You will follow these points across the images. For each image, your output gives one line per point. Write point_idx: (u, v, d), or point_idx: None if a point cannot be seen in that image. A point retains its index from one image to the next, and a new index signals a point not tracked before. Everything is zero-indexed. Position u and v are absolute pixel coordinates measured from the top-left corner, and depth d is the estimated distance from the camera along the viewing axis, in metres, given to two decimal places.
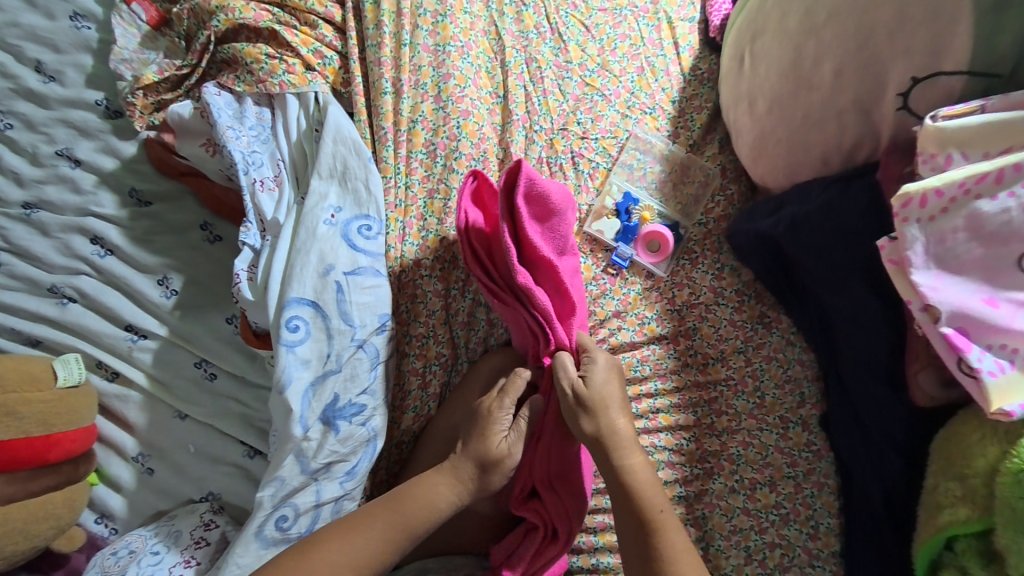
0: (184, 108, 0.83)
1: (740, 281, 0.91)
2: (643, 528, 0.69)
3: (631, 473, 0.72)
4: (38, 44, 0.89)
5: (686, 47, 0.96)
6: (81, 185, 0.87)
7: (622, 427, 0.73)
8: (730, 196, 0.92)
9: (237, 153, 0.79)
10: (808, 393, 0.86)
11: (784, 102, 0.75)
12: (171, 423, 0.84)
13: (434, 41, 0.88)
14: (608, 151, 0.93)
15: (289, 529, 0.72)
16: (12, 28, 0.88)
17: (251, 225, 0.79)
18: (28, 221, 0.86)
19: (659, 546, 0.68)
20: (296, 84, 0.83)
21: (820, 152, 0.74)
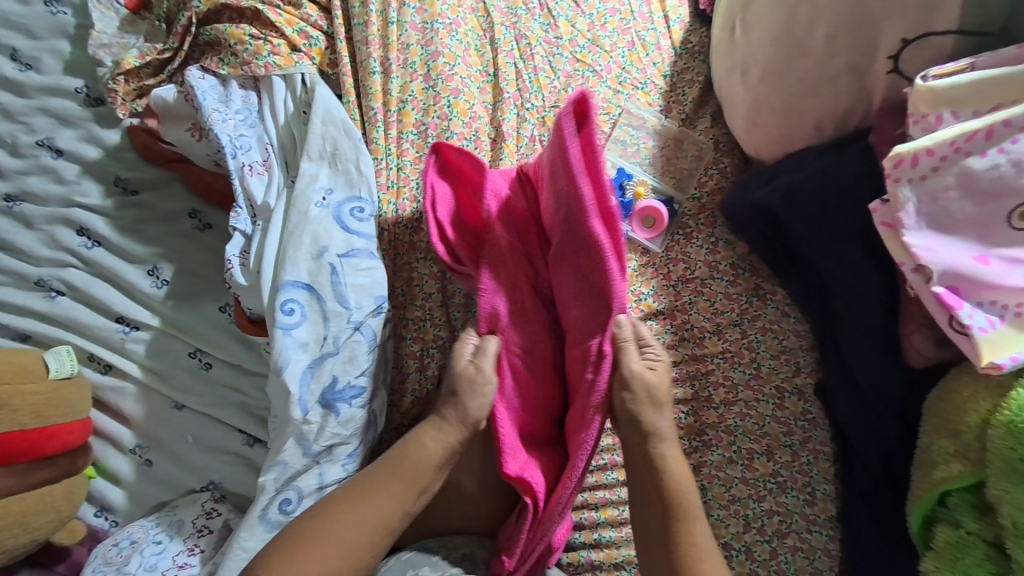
0: (168, 91, 0.81)
1: (735, 254, 0.91)
2: (672, 516, 0.72)
3: (672, 467, 0.73)
4: (13, 31, 0.87)
5: (677, 19, 0.95)
6: (64, 176, 0.85)
7: (666, 421, 0.74)
8: (723, 169, 0.92)
9: (224, 136, 0.79)
10: (804, 362, 0.87)
11: (777, 70, 0.75)
12: (169, 413, 0.83)
13: (421, 18, 0.87)
14: (601, 127, 0.93)
15: (293, 511, 0.72)
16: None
17: (241, 210, 0.78)
18: (12, 214, 0.84)
19: (691, 532, 0.71)
20: (281, 66, 0.82)
21: (813, 119, 0.74)
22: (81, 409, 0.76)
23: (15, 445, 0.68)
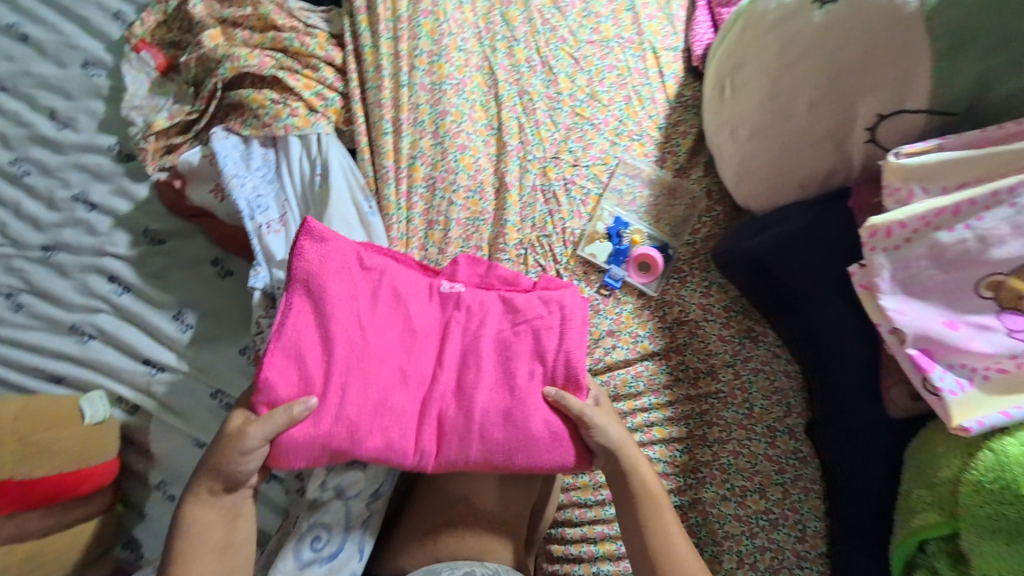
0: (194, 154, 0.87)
1: (727, 297, 0.95)
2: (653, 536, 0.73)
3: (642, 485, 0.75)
4: (51, 92, 0.93)
5: (671, 75, 0.99)
6: (98, 227, 0.91)
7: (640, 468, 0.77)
8: (716, 216, 0.96)
9: (242, 200, 0.85)
10: (795, 402, 0.91)
11: (764, 131, 0.79)
12: (191, 450, 0.88)
13: (430, 80, 0.93)
14: (599, 177, 0.98)
15: (322, 550, 0.77)
16: (25, 78, 0.92)
17: (261, 266, 0.84)
18: (50, 262, 0.90)
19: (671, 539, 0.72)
20: (302, 129, 0.89)
21: (798, 179, 0.79)
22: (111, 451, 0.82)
23: (52, 488, 0.73)
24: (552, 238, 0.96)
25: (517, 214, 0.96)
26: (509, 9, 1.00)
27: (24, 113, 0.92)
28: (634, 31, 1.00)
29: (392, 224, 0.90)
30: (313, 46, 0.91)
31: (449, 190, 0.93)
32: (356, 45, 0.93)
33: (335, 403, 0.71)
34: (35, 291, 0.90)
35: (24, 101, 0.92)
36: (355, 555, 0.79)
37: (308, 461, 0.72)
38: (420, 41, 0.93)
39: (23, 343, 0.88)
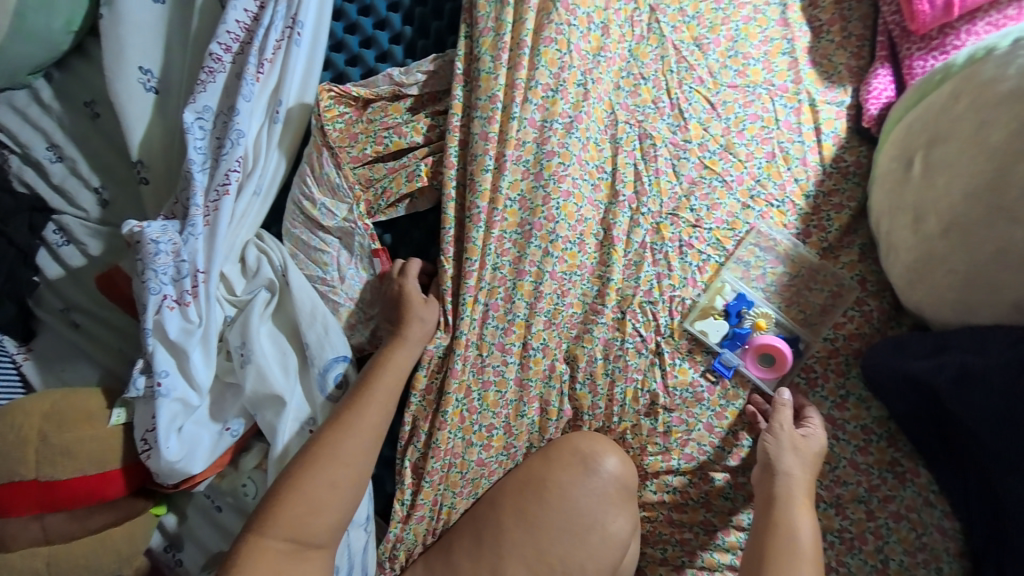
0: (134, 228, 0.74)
1: (869, 416, 0.76)
2: (933, 248, 0.66)
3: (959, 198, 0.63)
4: (176, 82, 0.90)
5: (830, 134, 0.83)
6: (213, 169, 0.79)
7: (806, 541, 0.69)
8: (868, 312, 0.79)
9: (173, 249, 0.74)
10: (948, 570, 0.72)
11: (967, 230, 0.62)
12: (229, 467, 0.81)
13: (541, 116, 0.83)
14: (723, 244, 0.84)
15: None
16: (233, 44, 0.82)
17: (201, 155, 0.79)
18: (251, 203, 0.83)
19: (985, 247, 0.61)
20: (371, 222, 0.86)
21: (1014, 299, 0.61)
22: (131, 454, 0.75)
23: (72, 490, 0.71)
24: (657, 306, 0.83)
25: (620, 271, 0.84)
26: (640, 42, 0.88)
27: (221, 69, 0.82)
28: (789, 79, 0.85)
29: (471, 270, 0.81)
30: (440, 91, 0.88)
31: (547, 231, 0.82)
32: (471, 70, 0.84)
33: None
34: (44, 282, 0.92)
35: (171, 112, 0.90)
36: None
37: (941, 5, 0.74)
38: (538, 72, 0.83)
39: (95, 315, 0.91)
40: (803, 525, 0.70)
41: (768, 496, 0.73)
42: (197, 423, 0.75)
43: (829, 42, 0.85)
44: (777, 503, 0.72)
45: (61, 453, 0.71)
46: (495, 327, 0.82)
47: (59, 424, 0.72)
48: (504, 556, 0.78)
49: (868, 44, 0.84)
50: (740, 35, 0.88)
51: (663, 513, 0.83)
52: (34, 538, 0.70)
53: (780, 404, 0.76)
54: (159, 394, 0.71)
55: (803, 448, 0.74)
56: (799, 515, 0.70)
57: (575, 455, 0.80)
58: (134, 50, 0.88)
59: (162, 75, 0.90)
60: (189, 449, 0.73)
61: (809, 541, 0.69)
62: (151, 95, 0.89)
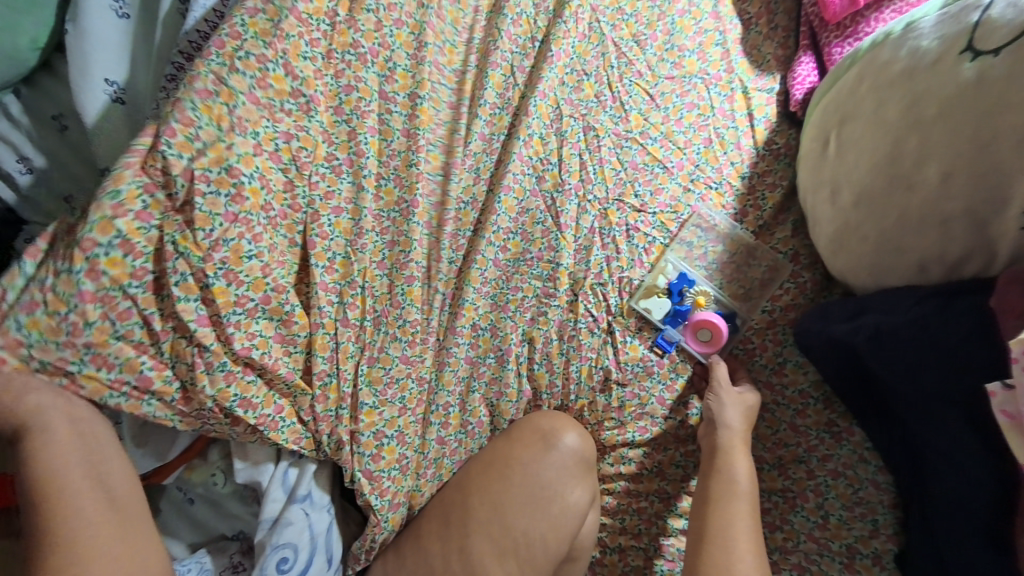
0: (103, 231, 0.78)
1: (806, 380, 0.82)
2: (848, 218, 0.71)
3: (868, 170, 0.68)
4: (141, 92, 0.94)
5: (762, 119, 0.88)
6: None
7: (744, 481, 0.75)
8: (802, 284, 0.84)
9: None
10: (883, 521, 0.76)
11: (874, 199, 0.67)
12: (197, 462, 0.83)
13: (490, 130, 0.91)
14: (667, 226, 0.89)
15: (289, 566, 0.74)
16: (193, 52, 0.85)
17: None
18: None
19: (889, 213, 0.66)
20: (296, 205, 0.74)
21: (918, 259, 0.66)
22: None
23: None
24: (607, 287, 0.88)
25: (571, 257, 0.89)
26: (582, 39, 0.93)
27: (182, 75, 0.85)
28: (722, 70, 0.91)
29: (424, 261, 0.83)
30: None
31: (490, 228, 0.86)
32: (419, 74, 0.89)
33: None
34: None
35: (136, 122, 0.93)
36: (324, 565, 0.78)
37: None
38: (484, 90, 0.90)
39: None
40: (742, 468, 0.75)
41: (712, 447, 0.78)
42: None
43: (758, 34, 0.91)
44: (718, 452, 0.77)
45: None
46: (450, 312, 0.87)
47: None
48: (468, 532, 0.81)
49: (793, 35, 0.90)
50: (675, 29, 0.93)
51: (621, 484, 0.87)
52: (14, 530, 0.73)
53: (714, 363, 0.83)
54: None
55: (739, 401, 0.79)
56: (737, 458, 0.76)
57: (535, 432, 0.84)
58: (98, 63, 0.92)
59: (126, 87, 0.93)
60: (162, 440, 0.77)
61: (747, 485, 0.75)
62: (116, 106, 0.93)
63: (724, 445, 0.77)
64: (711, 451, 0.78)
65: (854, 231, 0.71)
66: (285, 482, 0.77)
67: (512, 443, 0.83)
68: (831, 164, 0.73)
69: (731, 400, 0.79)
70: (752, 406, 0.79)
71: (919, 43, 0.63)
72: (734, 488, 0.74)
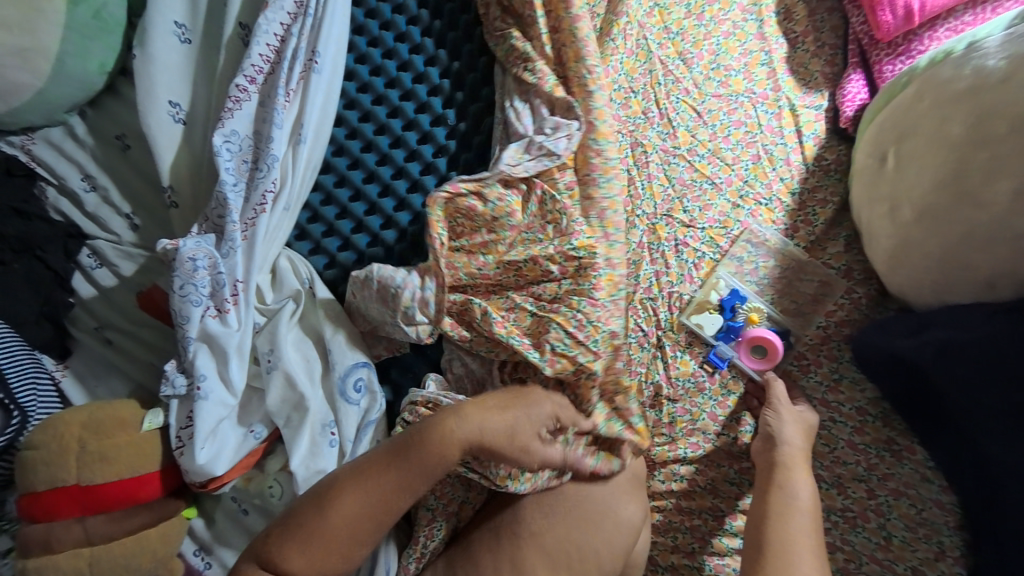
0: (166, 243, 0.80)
1: (862, 397, 0.81)
2: (911, 235, 0.71)
3: (932, 187, 0.68)
4: (202, 113, 0.98)
5: (810, 135, 0.89)
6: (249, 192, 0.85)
7: (805, 498, 0.74)
8: (857, 300, 0.84)
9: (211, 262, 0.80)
10: (948, 543, 0.75)
11: (939, 215, 0.67)
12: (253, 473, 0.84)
13: None
14: (716, 242, 0.89)
15: None
16: (258, 76, 0.88)
17: (235, 179, 0.85)
18: (282, 218, 0.88)
19: (955, 230, 0.66)
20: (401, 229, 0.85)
21: (986, 277, 0.65)
22: (167, 457, 0.79)
23: (111, 494, 0.75)
24: (657, 302, 0.88)
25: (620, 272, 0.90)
26: (629, 59, 0.95)
27: (247, 98, 0.88)
28: (768, 87, 0.92)
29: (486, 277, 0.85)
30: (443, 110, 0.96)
31: (589, 234, 0.84)
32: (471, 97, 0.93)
33: None
34: (78, 303, 0.98)
35: (197, 142, 0.97)
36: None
37: (899, 15, 0.81)
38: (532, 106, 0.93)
39: (128, 332, 0.97)
40: (802, 485, 0.75)
41: (770, 463, 0.77)
42: (228, 426, 0.79)
43: (805, 52, 0.92)
44: (779, 468, 0.76)
45: (99, 458, 0.74)
46: None
47: (97, 432, 0.76)
48: (520, 550, 0.80)
49: (840, 52, 0.91)
50: (721, 49, 0.95)
51: (672, 501, 0.86)
52: (77, 539, 0.74)
53: (770, 380, 0.82)
54: (199, 396, 0.77)
55: (797, 419, 0.79)
56: (797, 475, 0.75)
57: (585, 447, 0.84)
58: (164, 85, 0.96)
59: (189, 108, 0.98)
60: (216, 452, 0.77)
61: (807, 503, 0.74)
62: (179, 126, 0.97)
63: (782, 461, 0.76)
64: (768, 466, 0.77)
65: (917, 247, 0.70)
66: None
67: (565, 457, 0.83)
68: (891, 180, 0.73)
69: (789, 416, 0.79)
70: (810, 423, 0.79)
71: (984, 62, 0.64)
72: (794, 505, 0.73)
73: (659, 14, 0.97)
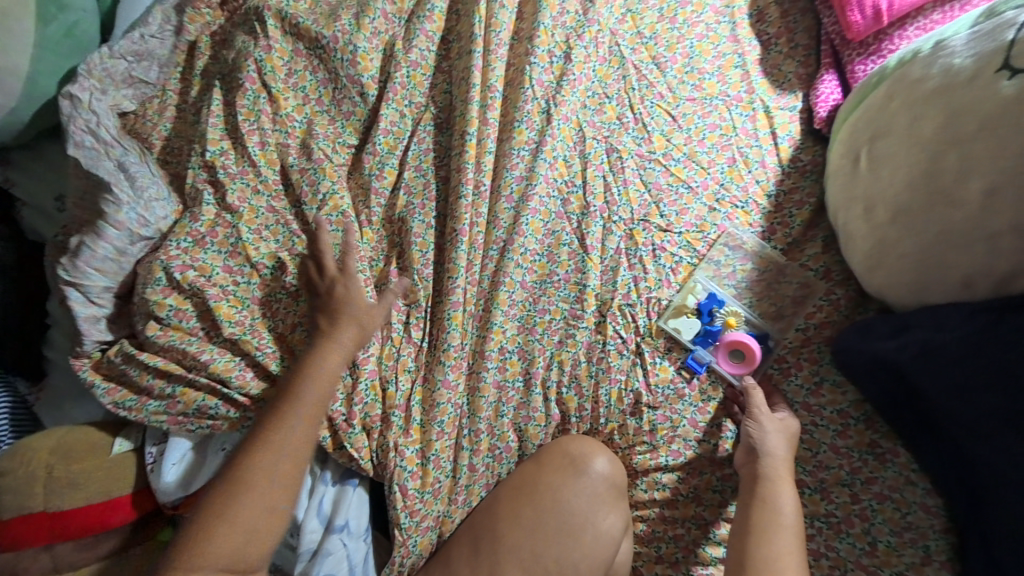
0: (153, 231, 0.89)
1: (845, 400, 0.80)
2: (885, 235, 0.70)
3: (905, 186, 0.67)
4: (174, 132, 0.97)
5: (786, 137, 0.89)
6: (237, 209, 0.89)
7: (789, 510, 0.73)
8: (836, 300, 0.83)
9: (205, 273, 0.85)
10: (935, 547, 0.73)
11: (912, 214, 0.66)
12: None
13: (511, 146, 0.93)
14: (694, 245, 0.89)
15: None
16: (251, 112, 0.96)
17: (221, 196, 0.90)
18: None
19: (929, 229, 0.65)
20: (255, 162, 0.91)
21: (961, 276, 0.64)
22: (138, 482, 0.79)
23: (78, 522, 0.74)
24: (636, 308, 0.88)
25: (597, 278, 0.90)
26: (602, 65, 0.95)
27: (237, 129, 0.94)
28: (742, 89, 0.91)
29: (456, 285, 0.88)
30: (421, 123, 0.97)
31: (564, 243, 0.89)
32: (450, 116, 0.97)
33: None
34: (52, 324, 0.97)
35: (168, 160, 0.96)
36: None
37: (867, 18, 0.80)
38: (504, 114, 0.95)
39: None
40: (787, 496, 0.73)
41: (753, 475, 0.76)
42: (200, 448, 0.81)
43: (778, 53, 0.92)
44: (760, 481, 0.75)
45: (68, 484, 0.75)
46: (478, 335, 0.89)
47: (65, 457, 0.76)
48: (498, 563, 0.79)
49: (814, 53, 0.91)
50: (694, 53, 0.94)
51: (655, 510, 0.85)
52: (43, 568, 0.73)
53: (751, 387, 0.81)
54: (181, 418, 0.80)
55: (780, 428, 0.78)
56: (782, 486, 0.74)
57: (565, 457, 0.82)
58: None
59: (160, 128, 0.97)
60: (186, 471, 0.79)
61: (792, 513, 0.73)
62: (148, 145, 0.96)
63: (766, 470, 0.75)
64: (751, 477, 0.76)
65: (891, 247, 0.70)
66: (321, 511, 0.80)
67: (544, 469, 0.82)
68: (865, 181, 0.73)
69: (771, 426, 0.78)
70: (793, 432, 0.78)
71: (951, 61, 0.64)
72: (780, 516, 0.72)
73: (632, 19, 0.97)
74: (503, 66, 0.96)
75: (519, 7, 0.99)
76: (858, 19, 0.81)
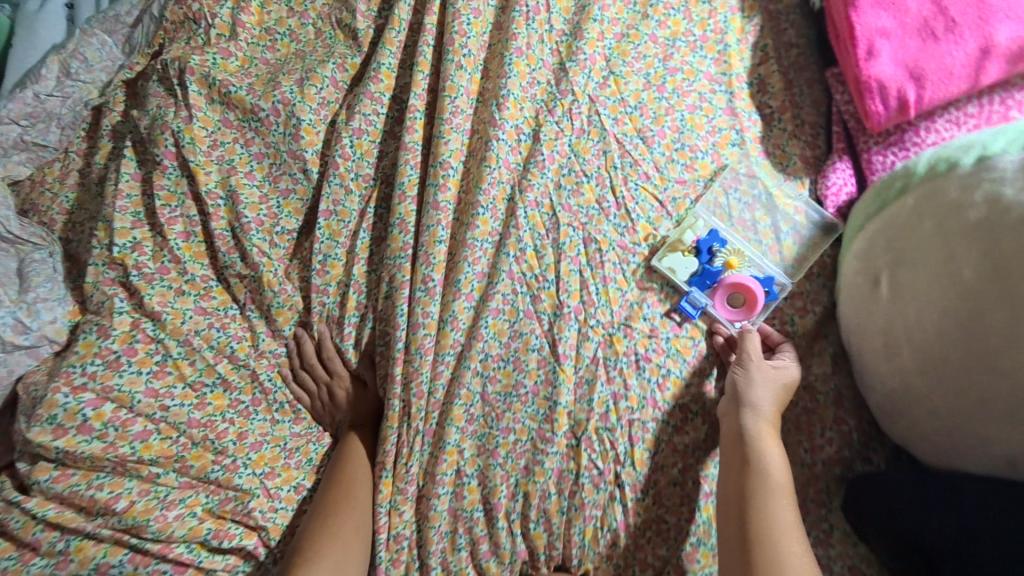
0: (35, 338, 0.75)
1: (857, 555, 0.68)
2: (909, 384, 0.58)
3: (936, 334, 0.54)
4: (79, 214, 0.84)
5: (790, 231, 0.76)
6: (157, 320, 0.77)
7: (780, 477, 0.60)
8: (847, 432, 0.71)
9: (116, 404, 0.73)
10: None
11: (945, 370, 0.54)
12: None
13: (471, 233, 0.79)
14: (682, 355, 0.77)
15: None
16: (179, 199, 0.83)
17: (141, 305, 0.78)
18: None
19: (966, 394, 0.52)
20: (178, 258, 0.79)
21: (1007, 453, 0.51)
22: None
23: None
24: (615, 433, 0.75)
25: (571, 393, 0.76)
26: (580, 138, 0.82)
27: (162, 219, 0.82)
28: (741, 172, 0.79)
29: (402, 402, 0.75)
30: (367, 201, 0.83)
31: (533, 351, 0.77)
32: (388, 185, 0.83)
33: (899, 39, 0.67)
34: None
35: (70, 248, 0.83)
36: None
37: (893, 109, 0.67)
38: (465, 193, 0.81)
39: None
40: (776, 458, 0.61)
41: (741, 463, 0.63)
42: None
43: (782, 130, 0.79)
44: (746, 452, 0.62)
45: None
46: (429, 460, 0.76)
47: None
48: None
49: (823, 132, 0.78)
50: (685, 126, 0.81)
51: None
52: None
53: (746, 331, 0.71)
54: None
55: (772, 377, 0.67)
56: (771, 444, 0.63)
57: None
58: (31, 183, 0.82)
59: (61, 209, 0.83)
60: None
61: (788, 520, 0.58)
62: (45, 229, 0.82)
63: (754, 426, 0.64)
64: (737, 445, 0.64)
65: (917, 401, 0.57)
66: None
67: None
68: (885, 314, 0.60)
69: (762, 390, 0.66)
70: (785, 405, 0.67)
71: (1000, 190, 0.51)
72: (771, 500, 0.59)
73: (614, 83, 0.83)
74: (464, 136, 0.83)
75: (482, 64, 0.85)
76: (882, 109, 0.67)
